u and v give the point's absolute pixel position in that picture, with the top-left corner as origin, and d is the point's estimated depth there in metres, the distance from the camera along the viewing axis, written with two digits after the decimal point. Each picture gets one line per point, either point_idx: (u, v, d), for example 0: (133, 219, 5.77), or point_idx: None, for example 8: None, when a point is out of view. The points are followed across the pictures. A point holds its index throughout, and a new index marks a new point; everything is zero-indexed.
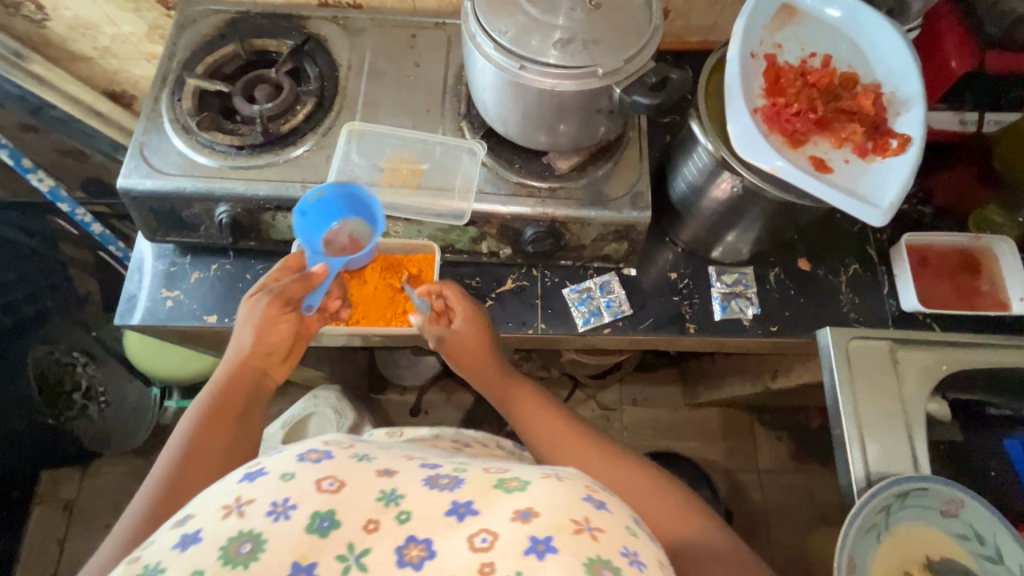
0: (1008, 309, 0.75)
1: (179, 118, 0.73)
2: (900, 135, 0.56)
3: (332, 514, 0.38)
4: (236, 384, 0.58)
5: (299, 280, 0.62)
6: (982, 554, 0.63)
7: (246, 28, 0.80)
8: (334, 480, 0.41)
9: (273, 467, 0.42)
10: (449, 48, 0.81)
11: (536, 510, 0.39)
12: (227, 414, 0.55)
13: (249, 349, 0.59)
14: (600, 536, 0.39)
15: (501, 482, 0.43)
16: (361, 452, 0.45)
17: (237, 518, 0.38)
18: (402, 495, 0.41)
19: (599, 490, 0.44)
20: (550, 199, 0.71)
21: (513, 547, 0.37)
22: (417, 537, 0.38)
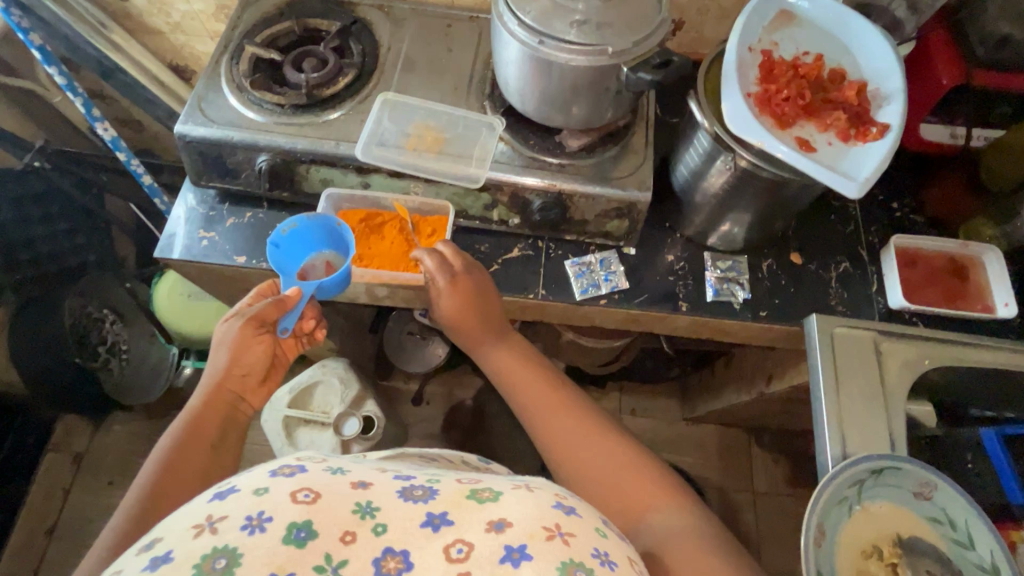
0: (993, 313, 0.77)
1: (234, 78, 0.82)
2: (881, 123, 0.62)
3: (308, 525, 0.41)
4: (212, 408, 0.63)
5: (273, 303, 0.68)
6: (952, 538, 0.64)
7: (302, 10, 0.90)
8: (308, 492, 0.44)
9: (245, 483, 0.45)
10: (479, 39, 0.89)
11: (510, 519, 0.44)
12: (207, 431, 0.61)
13: (225, 371, 0.66)
14: (571, 539, 0.43)
15: (474, 492, 0.47)
16: (334, 466, 0.49)
17: (210, 535, 0.40)
18: (377, 508, 0.44)
19: (568, 496, 0.49)
20: (559, 172, 0.77)
21: (489, 557, 0.41)
22: (394, 547, 0.42)
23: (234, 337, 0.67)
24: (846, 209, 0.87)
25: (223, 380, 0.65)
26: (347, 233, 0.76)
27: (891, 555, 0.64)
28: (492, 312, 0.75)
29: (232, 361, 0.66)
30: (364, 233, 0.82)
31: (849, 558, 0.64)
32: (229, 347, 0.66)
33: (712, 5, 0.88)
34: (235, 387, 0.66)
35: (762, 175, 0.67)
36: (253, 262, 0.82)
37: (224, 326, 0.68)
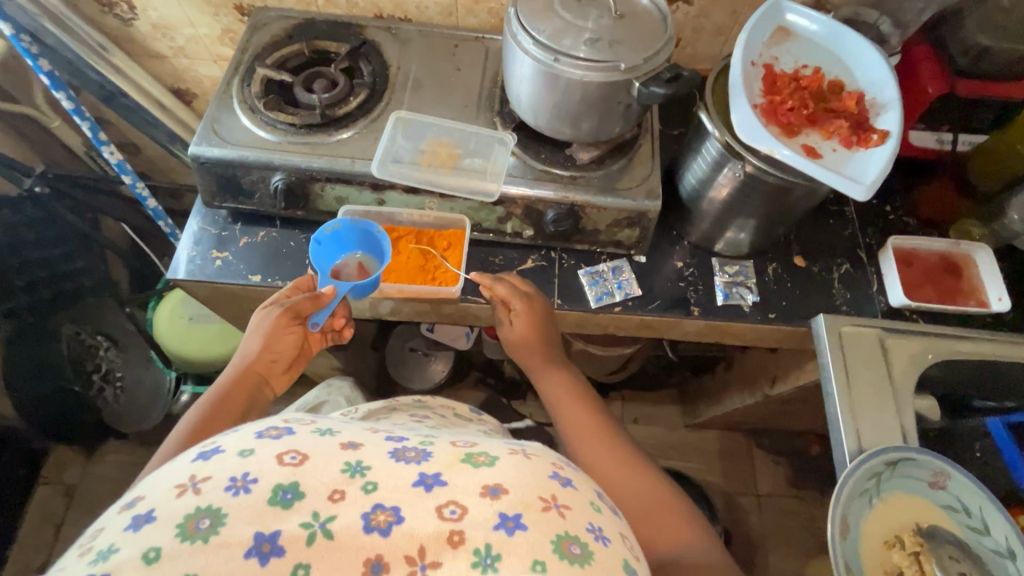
0: (988, 308, 0.81)
1: (247, 100, 0.83)
2: (880, 129, 0.66)
3: (295, 486, 0.42)
4: (239, 388, 0.65)
5: (309, 297, 0.71)
6: (969, 525, 0.66)
7: (311, 33, 0.91)
8: (295, 454, 0.44)
9: (229, 444, 0.45)
10: (486, 58, 0.92)
11: (505, 487, 0.44)
12: (231, 407, 0.63)
13: (257, 356, 0.68)
14: (566, 512, 0.44)
15: (469, 456, 0.48)
16: (323, 427, 0.49)
17: (193, 495, 0.40)
18: (367, 467, 0.45)
19: (564, 466, 0.50)
20: (572, 184, 0.79)
21: (483, 521, 0.42)
22: (384, 504, 0.42)
23: (270, 324, 0.69)
24: (843, 213, 0.90)
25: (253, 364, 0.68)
26: (385, 241, 0.77)
27: (913, 545, 0.66)
28: (551, 339, 0.78)
29: (264, 348, 0.69)
30: None
31: (873, 550, 0.66)
32: (263, 333, 0.69)
33: (707, 23, 0.92)
34: (263, 372, 0.68)
35: (768, 181, 0.70)
36: (267, 281, 0.82)
37: (260, 314, 0.71)
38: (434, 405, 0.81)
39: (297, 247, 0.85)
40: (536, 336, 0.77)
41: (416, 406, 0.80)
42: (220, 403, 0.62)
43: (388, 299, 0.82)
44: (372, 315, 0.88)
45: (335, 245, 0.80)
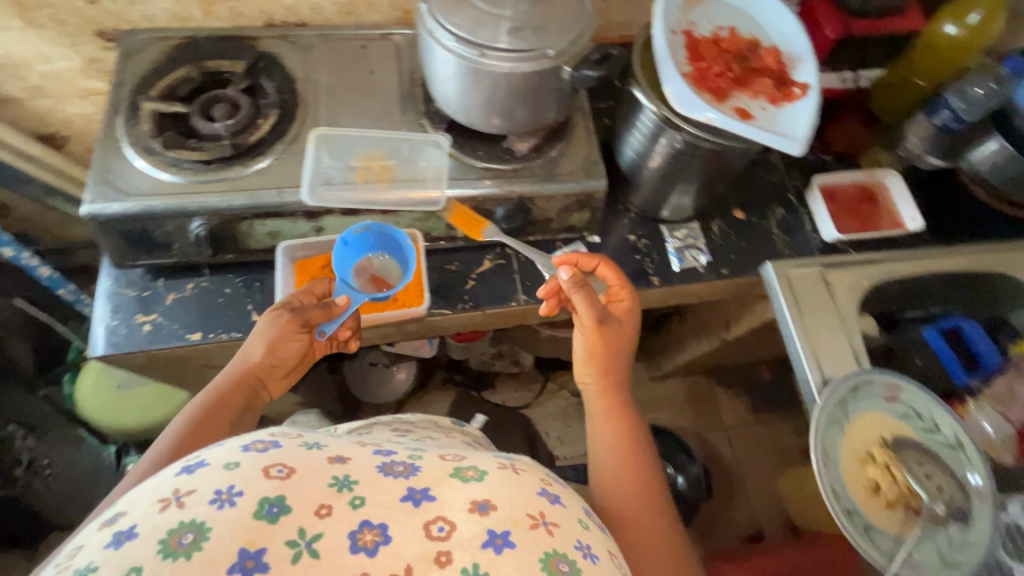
0: (903, 228, 0.89)
1: (139, 140, 0.74)
2: (800, 83, 0.69)
3: (282, 500, 0.42)
4: (240, 386, 0.63)
5: (321, 309, 0.68)
6: (923, 429, 0.74)
7: (196, 52, 0.81)
8: (282, 467, 0.44)
9: (214, 457, 0.44)
10: (398, 55, 0.86)
11: (494, 502, 0.45)
12: (229, 406, 0.61)
13: (259, 361, 0.65)
14: (554, 529, 0.45)
15: (457, 471, 0.48)
16: (309, 441, 0.49)
17: (177, 509, 0.40)
18: (355, 481, 0.45)
19: (553, 482, 0.51)
20: (516, 178, 0.77)
21: (471, 540, 0.43)
22: (371, 521, 0.42)
23: (275, 327, 0.65)
24: (769, 160, 0.95)
25: (254, 366, 0.64)
26: (411, 255, 0.77)
27: (882, 456, 0.71)
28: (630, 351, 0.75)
29: (268, 353, 0.65)
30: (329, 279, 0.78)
31: (851, 468, 0.71)
32: (265, 337, 0.65)
33: None
34: (263, 375, 0.65)
35: (704, 146, 0.71)
36: (209, 336, 0.75)
37: (264, 318, 0.66)
38: (417, 419, 0.77)
39: (235, 293, 0.78)
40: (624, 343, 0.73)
41: (396, 424, 0.74)
42: (215, 403, 0.60)
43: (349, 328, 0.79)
44: None
45: (359, 247, 0.78)
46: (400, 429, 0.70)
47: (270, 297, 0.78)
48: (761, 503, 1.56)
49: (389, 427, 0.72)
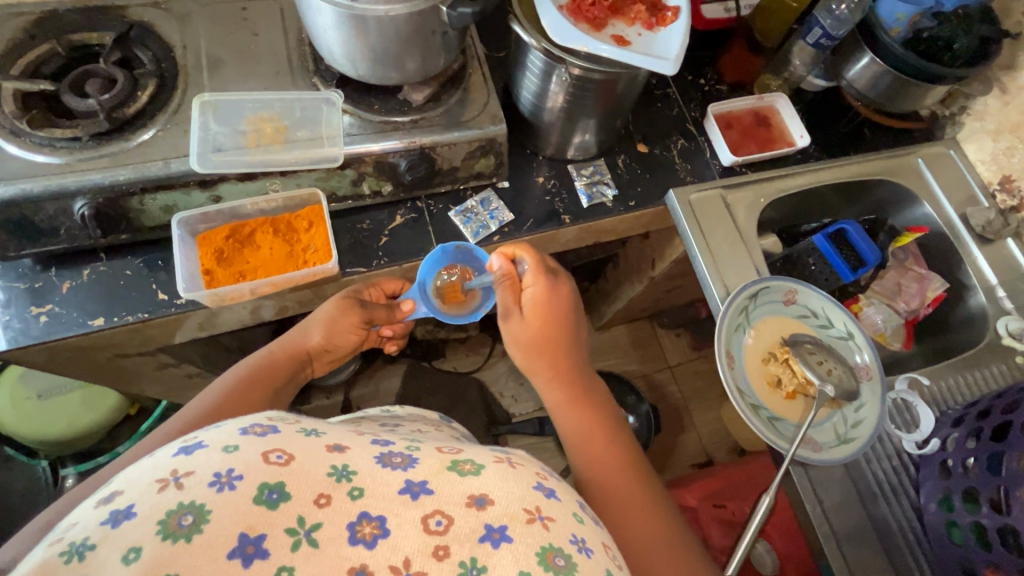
0: (795, 145, 0.94)
1: (3, 123, 0.69)
2: (672, 7, 0.72)
3: (281, 486, 0.41)
4: (285, 360, 0.73)
5: (386, 312, 0.78)
6: (818, 324, 0.80)
7: (59, 26, 0.77)
8: (281, 454, 0.43)
9: (213, 439, 0.43)
10: (283, 14, 0.83)
11: (490, 497, 0.45)
12: (274, 376, 0.70)
13: (314, 343, 0.75)
14: (551, 524, 0.45)
15: (454, 464, 0.47)
16: (308, 428, 0.48)
17: (175, 490, 0.39)
18: (353, 471, 0.44)
19: (547, 477, 0.51)
20: (415, 128, 0.77)
21: (468, 535, 0.42)
22: (370, 513, 0.41)
23: (341, 317, 0.74)
24: (667, 94, 0.98)
25: (310, 346, 0.75)
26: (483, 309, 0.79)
27: (783, 353, 0.78)
28: (572, 335, 0.75)
29: (326, 337, 0.76)
30: (236, 249, 0.76)
31: (754, 370, 0.78)
32: (326, 322, 0.75)
33: None
34: (313, 353, 0.76)
35: (595, 79, 0.72)
36: (114, 321, 0.72)
37: (332, 305, 0.75)
38: (405, 414, 0.75)
39: (137, 275, 0.75)
40: (545, 334, 0.72)
41: (383, 417, 0.73)
42: (269, 367, 0.71)
43: (265, 296, 0.77)
44: (250, 318, 0.82)
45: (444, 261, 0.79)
46: (387, 423, 0.68)
47: (175, 275, 0.76)
48: (709, 431, 1.65)
49: (377, 420, 0.70)
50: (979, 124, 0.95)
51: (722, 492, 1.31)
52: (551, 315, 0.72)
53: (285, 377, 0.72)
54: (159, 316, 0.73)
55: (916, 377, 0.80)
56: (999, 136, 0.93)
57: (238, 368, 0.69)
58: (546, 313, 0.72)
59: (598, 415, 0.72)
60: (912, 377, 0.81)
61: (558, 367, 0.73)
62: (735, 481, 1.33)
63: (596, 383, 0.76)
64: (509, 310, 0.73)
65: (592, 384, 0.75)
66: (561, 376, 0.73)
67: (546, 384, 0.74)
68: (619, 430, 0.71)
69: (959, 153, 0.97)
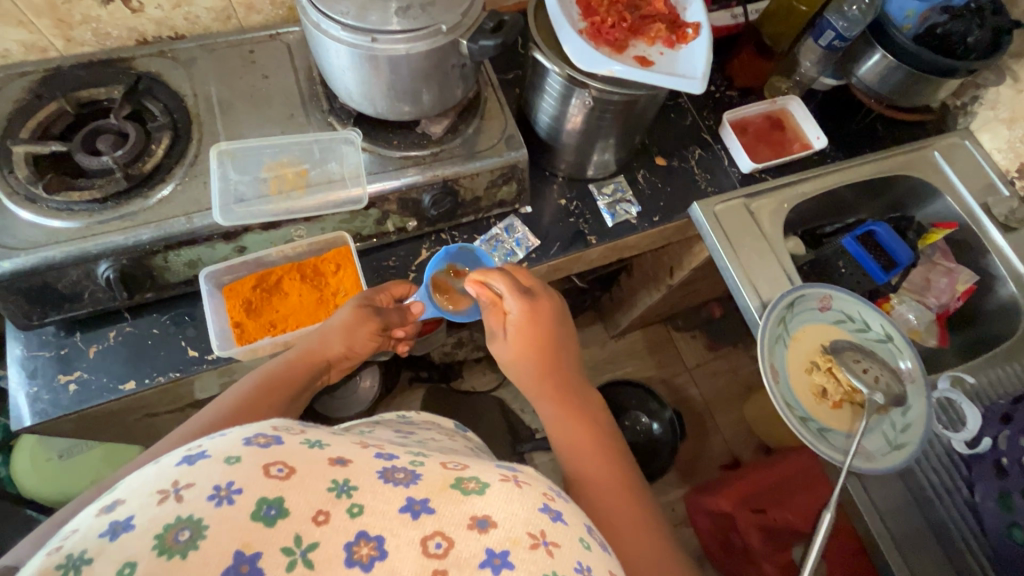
0: (812, 147, 0.93)
1: (17, 189, 0.67)
2: (692, 24, 0.71)
3: (280, 502, 0.38)
4: (302, 369, 0.66)
5: (397, 312, 0.74)
6: (854, 329, 0.80)
7: (65, 83, 0.75)
8: (283, 467, 0.40)
9: (216, 448, 0.40)
10: (290, 54, 0.82)
11: (494, 519, 0.42)
12: (289, 386, 0.64)
13: (335, 350, 0.69)
14: (555, 550, 0.42)
15: (458, 482, 0.45)
16: (312, 438, 0.45)
17: (174, 502, 0.36)
18: (355, 487, 0.41)
19: (555, 497, 0.48)
20: (436, 161, 0.76)
21: (469, 560, 0.39)
22: (369, 533, 0.38)
23: (359, 325, 0.69)
24: (680, 104, 0.97)
25: (329, 353, 0.68)
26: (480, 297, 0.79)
27: (825, 362, 0.77)
28: (559, 346, 0.71)
29: (346, 344, 0.70)
30: (264, 299, 0.75)
31: (798, 377, 0.77)
32: (345, 330, 0.69)
33: None
34: (332, 362, 0.70)
35: (614, 101, 0.71)
36: (145, 383, 0.70)
37: (348, 313, 0.69)
38: (418, 421, 0.74)
39: (164, 332, 0.73)
40: (536, 355, 0.69)
41: (399, 423, 0.71)
42: (288, 376, 0.64)
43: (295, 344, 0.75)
44: None
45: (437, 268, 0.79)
46: (402, 429, 0.67)
47: (203, 329, 0.74)
48: (732, 431, 1.64)
49: (392, 427, 0.68)
50: (993, 113, 0.95)
51: (755, 499, 1.29)
52: (537, 335, 0.69)
53: (301, 386, 0.65)
54: (191, 374, 0.71)
55: (959, 375, 0.80)
56: (1013, 124, 0.93)
57: (253, 377, 0.63)
58: (531, 338, 0.69)
59: (591, 429, 0.68)
60: (955, 375, 0.80)
61: (548, 378, 0.70)
62: (766, 484, 1.30)
63: (586, 387, 0.73)
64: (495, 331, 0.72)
65: (587, 398, 0.71)
66: (552, 385, 0.70)
67: (536, 395, 0.71)
68: (612, 446, 0.67)
69: (974, 143, 0.97)
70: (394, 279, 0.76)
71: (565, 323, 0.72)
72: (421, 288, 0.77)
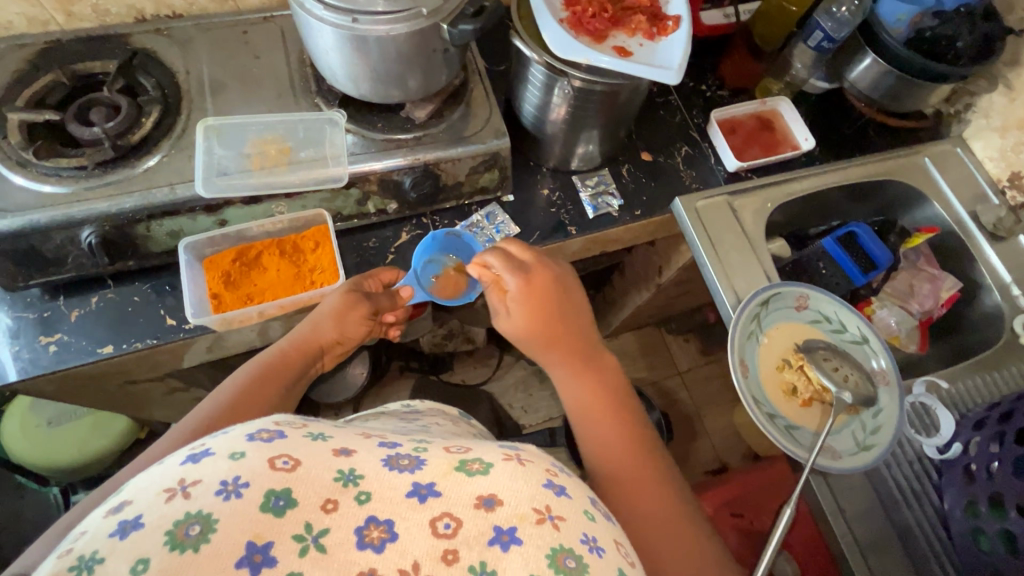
0: (800, 148, 0.93)
1: (10, 154, 0.70)
2: (673, 17, 0.72)
3: (288, 493, 0.39)
4: (294, 355, 0.68)
5: (388, 298, 0.76)
6: (830, 329, 0.80)
7: (63, 56, 0.77)
8: (288, 459, 0.41)
9: (220, 446, 0.41)
10: (283, 36, 0.83)
11: (501, 497, 0.42)
12: (281, 374, 0.65)
13: (326, 336, 0.71)
14: (561, 524, 0.42)
15: (462, 464, 0.45)
16: (315, 431, 0.45)
17: (183, 499, 0.37)
18: (361, 475, 0.42)
19: (559, 472, 0.48)
20: (418, 145, 0.77)
21: (477, 539, 0.40)
22: (378, 517, 0.39)
23: (349, 311, 0.71)
24: (669, 101, 0.98)
25: (322, 340, 0.71)
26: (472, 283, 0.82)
27: (797, 360, 0.77)
28: (566, 314, 0.71)
29: (337, 331, 0.72)
30: (243, 272, 0.76)
31: (769, 376, 0.77)
32: (335, 316, 0.71)
33: None
34: (324, 347, 0.72)
35: (596, 90, 0.72)
36: (123, 348, 0.72)
37: (337, 299, 0.71)
38: (424, 410, 0.73)
39: (145, 300, 0.75)
40: (540, 327, 0.69)
41: (401, 412, 0.72)
42: (279, 364, 0.66)
43: (272, 318, 0.77)
44: (256, 340, 0.81)
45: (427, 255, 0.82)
46: (406, 418, 0.68)
47: (182, 300, 0.75)
48: (721, 437, 1.63)
49: (395, 416, 0.69)
50: (985, 121, 0.94)
51: (740, 501, 1.29)
52: (539, 304, 0.69)
53: (296, 374, 0.67)
54: (167, 342, 0.73)
55: (933, 380, 0.79)
56: (1006, 132, 0.92)
57: (247, 368, 0.65)
58: (534, 307, 0.69)
59: (605, 396, 0.68)
60: (929, 380, 0.80)
61: (557, 346, 0.70)
62: (752, 487, 1.29)
63: (600, 350, 0.72)
64: (498, 308, 0.72)
65: (600, 361, 0.71)
66: (563, 353, 0.70)
67: (552, 364, 0.71)
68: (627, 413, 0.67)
69: (967, 151, 0.96)
70: (384, 266, 0.78)
71: (566, 290, 0.71)
72: (410, 273, 0.80)
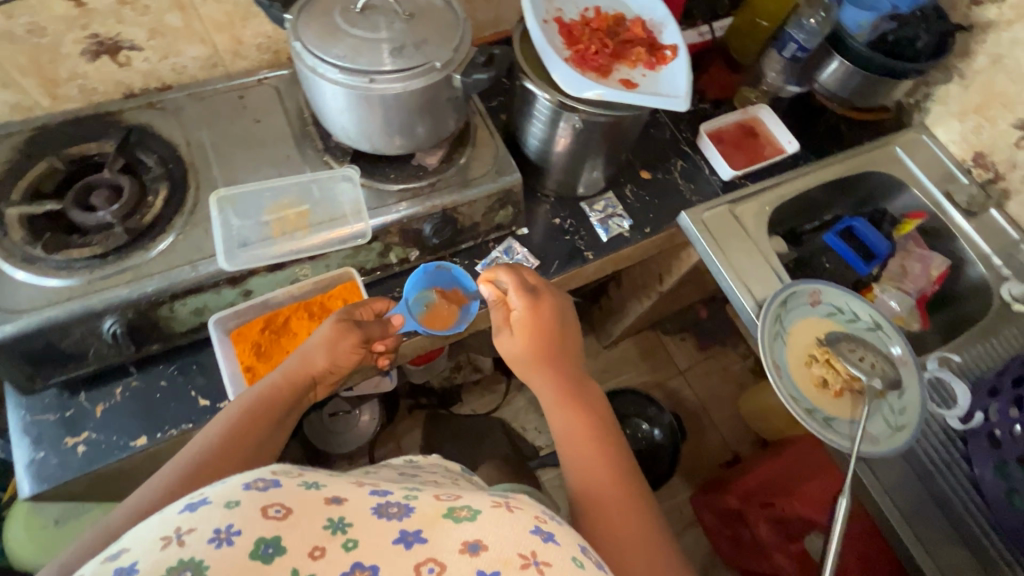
0: (785, 152, 0.98)
1: (13, 251, 0.66)
2: (670, 46, 0.76)
3: (278, 540, 0.39)
4: (288, 388, 0.63)
5: (380, 325, 0.71)
6: (846, 321, 0.84)
7: (54, 140, 0.75)
8: (281, 508, 0.41)
9: (217, 494, 0.41)
10: (280, 97, 0.83)
11: (485, 542, 0.42)
12: (273, 407, 0.61)
13: (317, 367, 0.65)
14: (546, 569, 0.41)
15: (451, 511, 0.45)
16: (309, 479, 0.45)
17: (177, 546, 0.37)
18: (350, 523, 0.42)
19: (548, 519, 0.46)
20: (433, 191, 0.77)
21: None
22: (363, 563, 0.39)
23: (338, 339, 0.66)
24: (657, 119, 1.02)
25: (312, 370, 0.65)
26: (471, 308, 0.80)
27: (823, 353, 0.81)
28: (563, 340, 0.71)
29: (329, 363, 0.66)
30: (272, 340, 0.75)
31: (799, 371, 0.80)
32: (324, 346, 0.66)
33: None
34: (317, 378, 0.66)
35: (601, 122, 0.74)
36: (157, 437, 0.69)
37: (328, 329, 0.66)
38: (426, 465, 0.71)
39: (172, 384, 0.72)
40: (542, 350, 0.69)
41: (403, 465, 0.69)
42: (270, 396, 0.61)
43: None
44: None
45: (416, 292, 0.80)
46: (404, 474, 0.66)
47: (212, 378, 0.73)
48: (729, 429, 1.68)
49: (395, 469, 0.67)
50: (944, 108, 1.02)
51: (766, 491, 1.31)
52: (542, 330, 0.69)
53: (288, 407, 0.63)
54: (203, 424, 0.70)
55: (945, 355, 0.85)
56: (964, 117, 1.00)
57: (238, 403, 0.60)
58: (537, 333, 0.69)
59: (596, 418, 0.67)
60: (941, 354, 0.85)
61: (543, 366, 0.69)
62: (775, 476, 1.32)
63: (585, 381, 0.70)
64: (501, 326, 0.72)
65: (588, 387, 0.70)
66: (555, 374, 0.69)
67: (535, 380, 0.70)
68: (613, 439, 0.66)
69: (931, 137, 1.04)
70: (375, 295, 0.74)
71: (567, 319, 0.72)
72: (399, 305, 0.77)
